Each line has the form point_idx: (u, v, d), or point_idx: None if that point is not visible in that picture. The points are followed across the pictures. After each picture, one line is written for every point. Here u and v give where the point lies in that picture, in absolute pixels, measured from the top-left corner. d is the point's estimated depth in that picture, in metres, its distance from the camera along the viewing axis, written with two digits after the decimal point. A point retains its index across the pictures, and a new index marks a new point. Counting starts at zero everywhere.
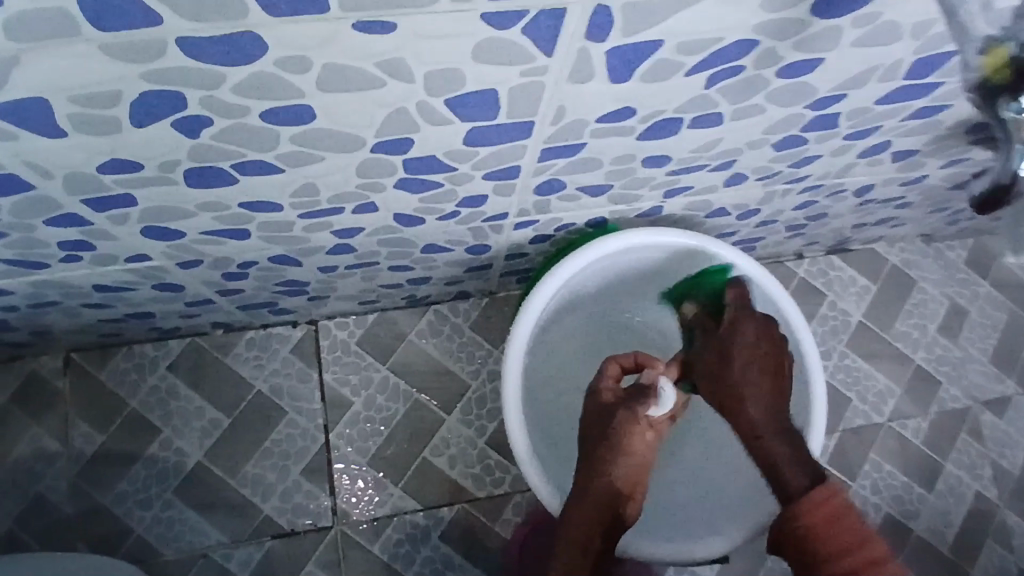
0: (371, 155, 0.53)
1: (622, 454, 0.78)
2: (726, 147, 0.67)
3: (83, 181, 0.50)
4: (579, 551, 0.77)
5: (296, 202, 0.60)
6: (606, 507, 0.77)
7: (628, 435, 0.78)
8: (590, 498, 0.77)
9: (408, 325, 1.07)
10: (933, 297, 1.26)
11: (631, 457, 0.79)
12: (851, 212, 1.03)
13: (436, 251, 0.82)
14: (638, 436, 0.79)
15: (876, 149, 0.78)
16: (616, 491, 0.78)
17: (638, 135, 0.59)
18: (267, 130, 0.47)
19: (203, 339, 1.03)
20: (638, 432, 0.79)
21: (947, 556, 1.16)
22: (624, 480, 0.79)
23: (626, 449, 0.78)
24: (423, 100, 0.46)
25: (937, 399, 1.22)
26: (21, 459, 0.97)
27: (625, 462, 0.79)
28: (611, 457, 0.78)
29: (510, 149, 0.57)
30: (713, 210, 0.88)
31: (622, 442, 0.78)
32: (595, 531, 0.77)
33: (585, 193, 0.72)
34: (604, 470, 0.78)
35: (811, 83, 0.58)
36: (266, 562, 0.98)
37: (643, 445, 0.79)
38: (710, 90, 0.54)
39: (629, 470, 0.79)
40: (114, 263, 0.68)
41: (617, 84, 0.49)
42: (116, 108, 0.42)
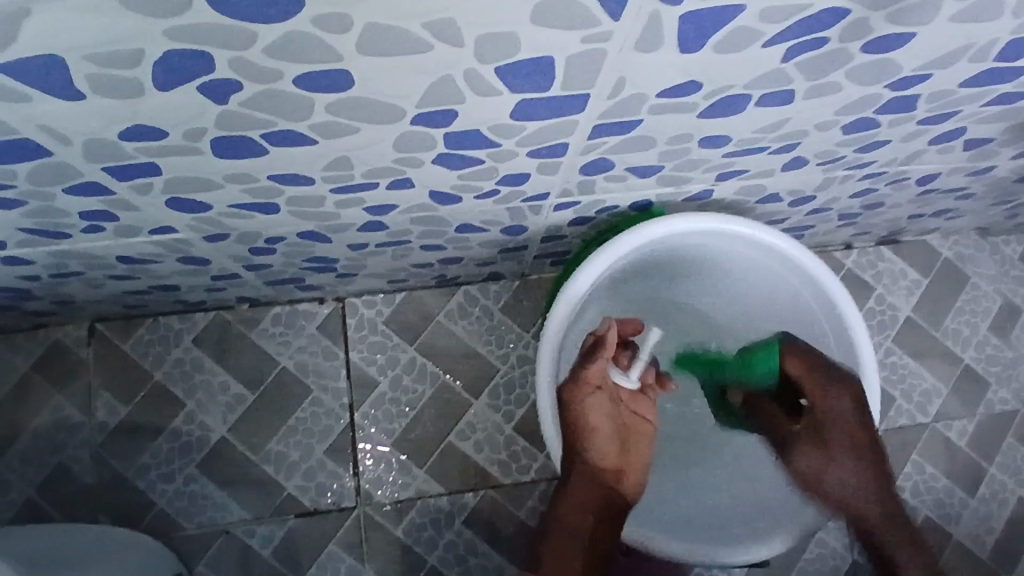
0: (410, 128, 0.49)
1: (586, 437, 0.81)
2: (792, 129, 0.61)
3: (104, 148, 0.47)
4: (571, 539, 0.82)
5: (328, 176, 0.56)
6: (589, 492, 0.82)
7: (584, 414, 0.81)
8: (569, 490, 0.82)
9: (437, 306, 1.04)
10: (986, 294, 1.19)
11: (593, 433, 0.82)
12: (910, 202, 0.96)
13: (471, 230, 0.79)
14: (593, 409, 0.81)
15: (950, 135, 0.72)
16: (590, 473, 0.82)
17: (698, 113, 0.55)
18: (300, 98, 0.43)
19: (228, 313, 1.01)
20: (591, 404, 0.81)
21: (987, 564, 1.11)
22: (598, 459, 0.83)
23: (586, 430, 0.81)
24: (471, 68, 0.42)
25: (985, 401, 1.16)
26: (47, 427, 0.96)
27: (590, 443, 0.82)
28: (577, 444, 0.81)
29: (560, 124, 0.52)
30: (766, 195, 0.82)
31: (579, 424, 0.80)
32: (583, 513, 0.83)
33: (633, 174, 0.67)
34: (577, 457, 0.82)
35: (895, 60, 0.52)
36: (288, 539, 0.97)
37: (601, 415, 0.82)
38: (786, 64, 0.49)
39: (597, 449, 0.83)
40: (138, 234, 0.65)
41: (687, 55, 0.44)
42: (137, 69, 0.38)
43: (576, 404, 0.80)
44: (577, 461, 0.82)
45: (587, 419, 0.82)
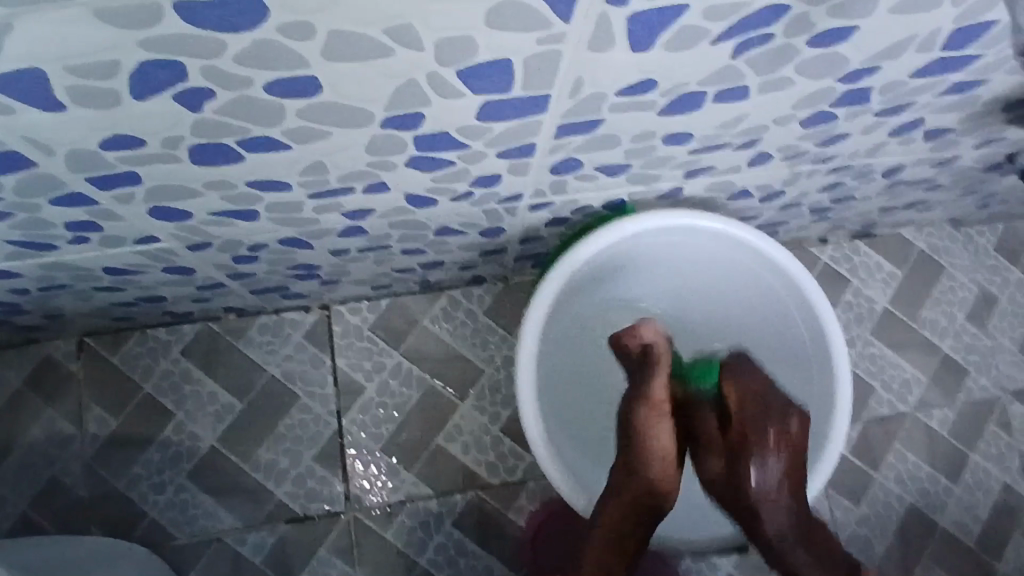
0: (380, 132, 0.51)
1: (648, 452, 0.78)
2: (752, 124, 0.64)
3: (86, 158, 0.49)
4: (615, 557, 0.79)
5: (305, 181, 0.58)
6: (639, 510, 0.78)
7: (648, 430, 0.78)
8: (621, 499, 0.78)
9: (422, 311, 1.05)
10: (962, 284, 1.21)
11: (662, 454, 0.78)
12: (879, 195, 0.99)
13: (450, 233, 0.80)
14: (663, 427, 0.78)
15: (909, 126, 0.75)
16: (648, 490, 0.78)
17: (659, 111, 0.57)
18: (272, 104, 0.45)
19: (216, 324, 1.02)
20: (657, 423, 0.78)
21: (973, 550, 1.13)
22: (658, 478, 0.78)
23: (649, 447, 0.78)
24: (434, 71, 0.44)
25: (964, 389, 1.18)
26: (38, 441, 0.97)
27: (653, 460, 0.78)
28: (637, 458, 0.78)
29: (526, 125, 0.54)
30: (736, 192, 0.85)
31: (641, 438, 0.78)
32: (630, 528, 0.79)
33: (603, 173, 0.70)
34: (633, 472, 0.78)
35: (843, 53, 0.55)
36: (279, 546, 0.97)
37: (669, 437, 0.78)
38: (736, 61, 0.51)
39: (659, 467, 0.78)
40: (123, 245, 0.67)
41: (640, 53, 0.47)
42: (114, 80, 0.40)
43: (643, 418, 0.78)
44: (635, 475, 0.78)
45: (655, 441, 0.78)
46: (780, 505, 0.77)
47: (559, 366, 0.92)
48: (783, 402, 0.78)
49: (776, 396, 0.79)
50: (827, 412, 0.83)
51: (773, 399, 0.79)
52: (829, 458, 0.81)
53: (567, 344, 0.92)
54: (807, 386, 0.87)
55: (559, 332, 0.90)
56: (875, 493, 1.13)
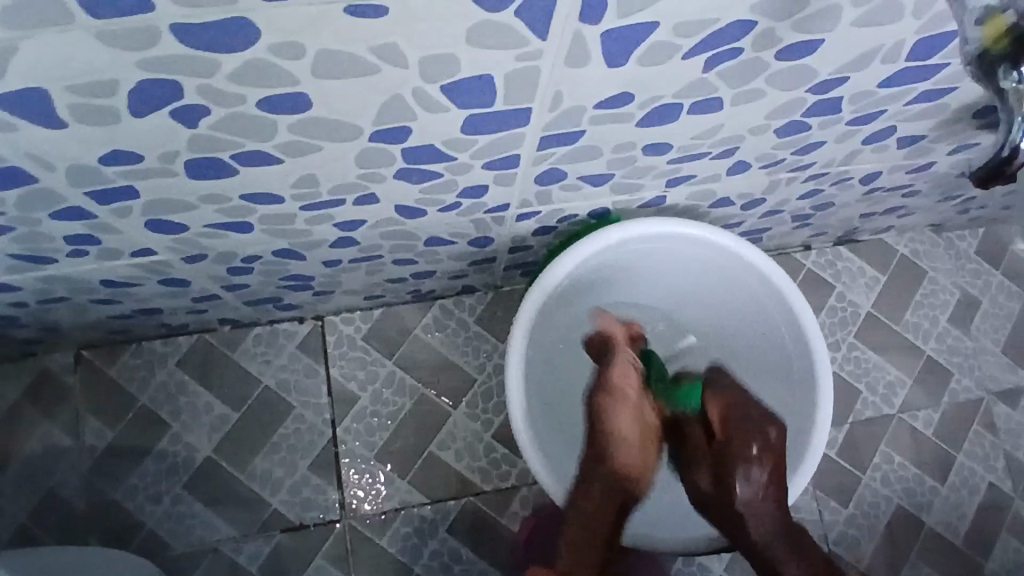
0: (369, 145, 0.53)
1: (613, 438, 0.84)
2: (728, 134, 0.67)
3: (86, 173, 0.51)
4: (590, 545, 0.79)
5: (297, 193, 0.60)
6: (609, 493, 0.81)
7: (609, 415, 0.84)
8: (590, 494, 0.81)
9: (414, 321, 1.07)
10: (944, 288, 1.24)
11: (625, 439, 0.84)
12: (859, 201, 1.02)
13: (439, 243, 0.83)
14: (621, 412, 0.84)
15: (882, 134, 0.78)
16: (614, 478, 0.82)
17: (637, 122, 0.59)
18: (264, 119, 0.47)
19: (211, 335, 1.04)
20: (616, 408, 0.84)
21: (961, 549, 1.14)
22: (623, 466, 0.83)
23: (613, 431, 0.84)
24: (418, 87, 0.46)
25: (949, 390, 1.20)
26: (35, 454, 0.98)
27: (615, 447, 0.83)
28: (603, 445, 0.83)
29: (509, 137, 0.57)
30: (718, 200, 0.87)
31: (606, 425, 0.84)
32: (602, 520, 0.80)
33: (586, 183, 0.72)
34: (600, 459, 0.83)
35: (811, 65, 0.58)
36: (275, 555, 0.98)
37: (630, 424, 0.84)
38: (708, 73, 0.54)
39: (624, 455, 0.83)
40: (120, 257, 0.68)
41: (615, 68, 0.49)
42: (114, 98, 0.42)
43: (606, 404, 0.84)
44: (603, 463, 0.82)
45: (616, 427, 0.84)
46: (751, 488, 0.79)
47: (549, 374, 0.94)
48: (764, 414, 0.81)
49: (759, 411, 0.82)
50: (810, 413, 0.85)
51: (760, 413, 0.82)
52: (812, 460, 0.82)
53: (555, 352, 0.94)
54: (791, 389, 0.89)
55: (548, 340, 0.92)
56: (863, 494, 1.15)
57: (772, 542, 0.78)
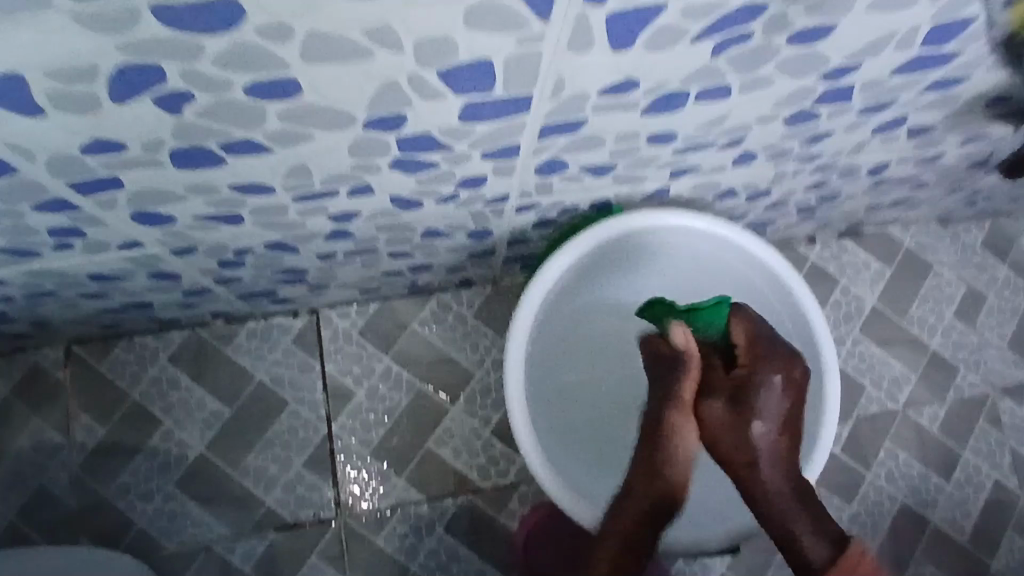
0: (363, 134, 0.51)
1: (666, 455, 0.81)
2: (736, 123, 0.64)
3: (66, 163, 0.49)
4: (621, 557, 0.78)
5: (288, 184, 0.58)
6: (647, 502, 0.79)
7: (677, 436, 0.81)
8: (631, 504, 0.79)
9: (411, 315, 1.05)
10: (948, 281, 1.22)
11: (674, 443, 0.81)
12: (865, 193, 1.00)
13: (436, 236, 0.80)
14: (689, 433, 0.81)
15: (892, 124, 0.75)
16: (656, 493, 0.80)
17: (642, 111, 0.57)
18: (252, 106, 0.45)
19: (204, 330, 1.02)
20: (687, 429, 0.81)
21: (965, 547, 1.13)
22: (667, 480, 0.80)
23: (665, 445, 0.81)
24: (414, 72, 0.44)
25: (953, 386, 1.18)
26: (24, 452, 0.96)
27: (662, 462, 0.81)
28: (653, 458, 0.81)
29: (508, 126, 0.55)
30: (722, 191, 0.85)
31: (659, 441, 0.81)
32: (635, 528, 0.78)
33: (588, 173, 0.70)
34: (648, 475, 0.80)
35: (823, 51, 0.55)
36: (270, 554, 0.97)
37: (695, 444, 0.82)
38: (716, 60, 0.52)
39: (671, 470, 0.81)
40: (107, 251, 0.66)
41: (619, 53, 0.47)
42: (94, 84, 0.40)
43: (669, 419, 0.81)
44: (649, 478, 0.80)
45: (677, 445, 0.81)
46: (780, 472, 0.77)
47: (547, 371, 0.92)
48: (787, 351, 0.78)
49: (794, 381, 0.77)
50: (816, 411, 0.83)
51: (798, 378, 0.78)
52: (817, 462, 0.80)
53: (554, 348, 0.92)
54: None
55: (546, 336, 0.90)
56: (866, 491, 1.13)
57: (786, 491, 0.77)
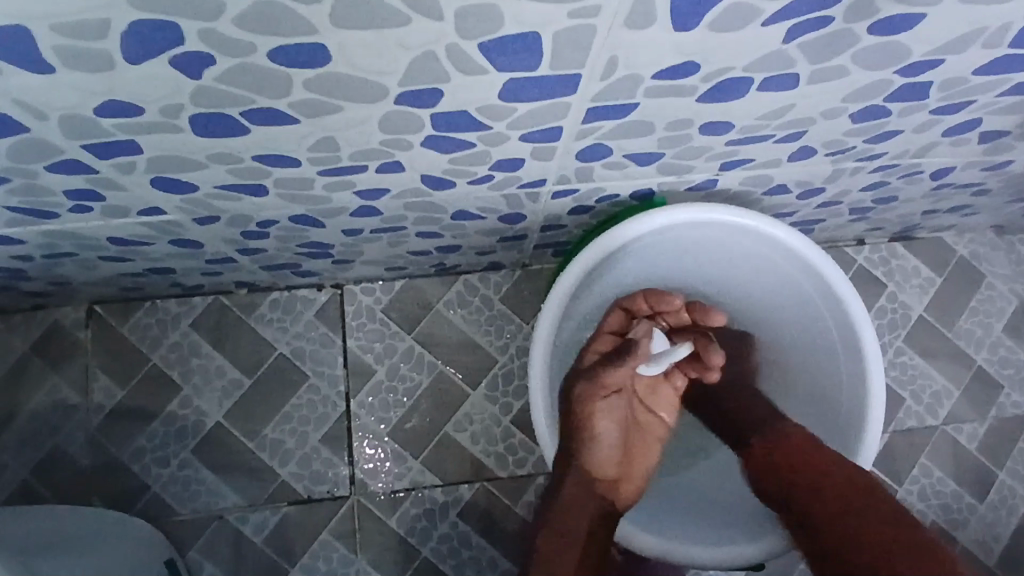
0: (395, 108, 0.48)
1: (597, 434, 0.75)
2: (798, 116, 0.59)
3: (81, 124, 0.46)
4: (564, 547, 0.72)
5: (315, 157, 0.55)
6: (586, 497, 0.74)
7: (594, 412, 0.75)
8: (565, 496, 0.74)
9: (435, 295, 1.02)
10: (1001, 294, 1.14)
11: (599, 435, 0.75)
12: (923, 197, 0.93)
13: (467, 218, 0.77)
14: (604, 406, 0.76)
15: (965, 126, 0.69)
16: (589, 476, 0.75)
17: (697, 97, 0.53)
18: (277, 72, 0.41)
19: (226, 298, 1.00)
20: (602, 403, 0.76)
21: (994, 571, 1.07)
22: (598, 460, 0.75)
23: (593, 429, 0.75)
24: (454, 43, 0.40)
25: (997, 404, 1.11)
26: (43, 409, 0.96)
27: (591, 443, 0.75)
28: (578, 444, 0.74)
29: (551, 106, 0.50)
30: (773, 186, 0.79)
31: (587, 423, 0.75)
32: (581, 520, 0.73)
33: (632, 161, 0.65)
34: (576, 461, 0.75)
35: (906, 42, 0.50)
36: (281, 527, 0.96)
37: (610, 419, 0.76)
38: (787, 46, 0.47)
39: (598, 454, 0.76)
40: (126, 215, 0.64)
41: (682, 33, 0.42)
42: (106, 40, 0.37)
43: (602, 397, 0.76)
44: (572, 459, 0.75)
45: (595, 423, 0.75)
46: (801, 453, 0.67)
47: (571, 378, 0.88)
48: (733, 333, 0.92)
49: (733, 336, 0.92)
50: (856, 426, 0.78)
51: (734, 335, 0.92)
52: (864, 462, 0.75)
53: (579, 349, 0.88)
54: (837, 398, 0.81)
55: (570, 336, 0.86)
56: None
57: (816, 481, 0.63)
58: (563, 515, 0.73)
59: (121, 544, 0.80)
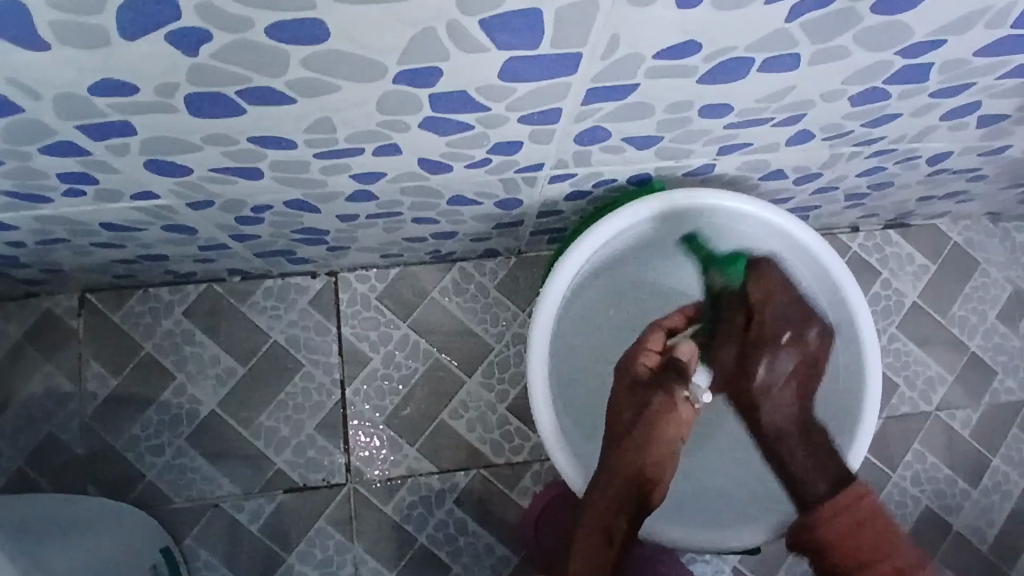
0: (394, 88, 0.47)
1: (654, 442, 0.72)
2: (799, 98, 0.59)
3: (75, 104, 0.45)
4: (603, 546, 0.71)
5: (312, 139, 0.54)
6: (636, 492, 0.72)
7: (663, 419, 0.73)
8: (619, 486, 0.72)
9: (431, 282, 1.02)
10: (994, 281, 1.15)
11: (663, 446, 0.73)
12: (919, 182, 0.93)
13: (463, 203, 0.76)
14: (674, 419, 0.73)
15: (964, 110, 0.69)
16: (643, 475, 0.73)
17: (698, 78, 0.52)
18: (274, 49, 0.41)
19: (220, 285, 0.99)
20: (671, 416, 0.73)
21: (985, 555, 1.08)
22: (649, 462, 0.73)
23: (658, 439, 0.72)
24: (455, 19, 0.40)
25: (990, 390, 1.12)
26: (35, 397, 0.95)
27: (650, 448, 0.73)
28: (641, 444, 0.72)
29: (553, 87, 0.50)
30: (771, 171, 0.79)
31: (650, 426, 0.73)
32: (620, 516, 0.71)
33: (630, 145, 0.65)
34: (637, 452, 0.73)
35: (908, 23, 0.49)
36: (277, 515, 0.96)
37: (678, 432, 0.74)
38: (790, 24, 0.46)
39: (652, 457, 0.73)
40: (120, 200, 0.63)
41: (686, 10, 0.42)
42: (102, 15, 0.36)
43: (662, 400, 0.73)
44: (635, 456, 0.73)
45: (660, 437, 0.73)
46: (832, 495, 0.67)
47: (568, 384, 0.86)
48: (805, 308, 0.79)
49: (795, 303, 0.79)
50: (849, 424, 0.79)
51: (794, 306, 0.79)
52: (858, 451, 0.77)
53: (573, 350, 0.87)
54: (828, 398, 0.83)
55: (564, 332, 0.85)
56: (890, 492, 1.08)
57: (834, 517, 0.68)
58: (609, 508, 0.71)
59: (117, 533, 0.80)
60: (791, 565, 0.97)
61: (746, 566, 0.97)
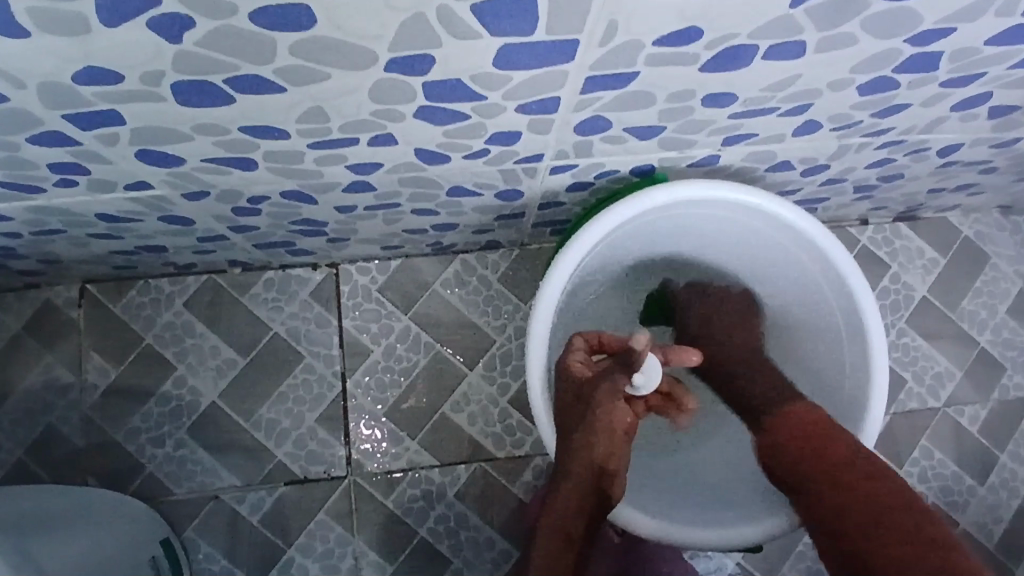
0: (385, 76, 0.46)
1: (603, 429, 0.70)
2: (805, 87, 0.57)
3: (60, 93, 0.44)
4: (564, 546, 0.68)
5: (305, 129, 0.53)
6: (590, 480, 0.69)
7: (605, 404, 0.71)
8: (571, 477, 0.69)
9: (432, 274, 1.01)
10: (1005, 276, 1.13)
11: (610, 430, 0.71)
12: (929, 175, 0.91)
13: (463, 194, 0.75)
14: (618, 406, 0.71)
15: (975, 101, 0.67)
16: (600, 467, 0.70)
17: (700, 66, 0.51)
18: (260, 36, 0.39)
19: (221, 277, 0.99)
20: (616, 406, 0.71)
21: (993, 553, 1.07)
22: (602, 455, 0.70)
23: (603, 420, 0.70)
24: (444, 4, 0.38)
25: (999, 386, 1.10)
26: (35, 388, 0.96)
27: (599, 436, 0.70)
28: (589, 429, 0.70)
29: (549, 75, 0.49)
30: (777, 162, 0.77)
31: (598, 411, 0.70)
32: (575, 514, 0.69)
33: (632, 135, 0.64)
34: (587, 441, 0.70)
35: (917, 9, 0.48)
36: (276, 508, 0.96)
37: (625, 417, 0.72)
38: (795, 10, 0.45)
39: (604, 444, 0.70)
40: (114, 190, 0.63)
41: None
42: (80, 1, 0.35)
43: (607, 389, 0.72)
44: (582, 443, 0.70)
45: (607, 419, 0.71)
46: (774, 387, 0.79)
47: None
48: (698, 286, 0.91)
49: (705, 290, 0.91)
50: (857, 409, 0.76)
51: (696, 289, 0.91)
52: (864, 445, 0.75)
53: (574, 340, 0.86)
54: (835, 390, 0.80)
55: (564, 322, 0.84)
56: None
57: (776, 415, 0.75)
58: (564, 501, 0.69)
59: (116, 523, 0.80)
60: (795, 561, 0.96)
61: (748, 562, 0.96)
